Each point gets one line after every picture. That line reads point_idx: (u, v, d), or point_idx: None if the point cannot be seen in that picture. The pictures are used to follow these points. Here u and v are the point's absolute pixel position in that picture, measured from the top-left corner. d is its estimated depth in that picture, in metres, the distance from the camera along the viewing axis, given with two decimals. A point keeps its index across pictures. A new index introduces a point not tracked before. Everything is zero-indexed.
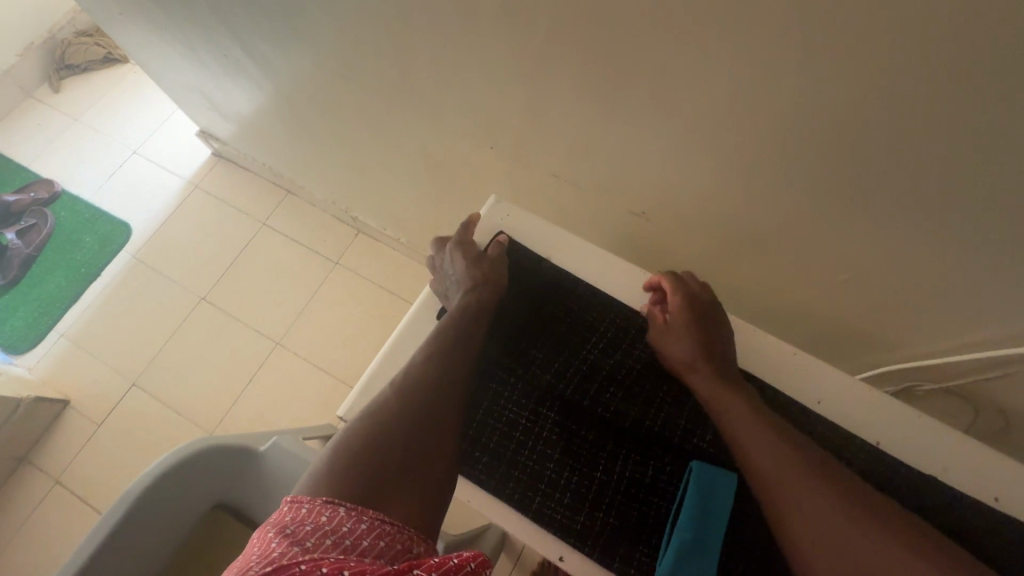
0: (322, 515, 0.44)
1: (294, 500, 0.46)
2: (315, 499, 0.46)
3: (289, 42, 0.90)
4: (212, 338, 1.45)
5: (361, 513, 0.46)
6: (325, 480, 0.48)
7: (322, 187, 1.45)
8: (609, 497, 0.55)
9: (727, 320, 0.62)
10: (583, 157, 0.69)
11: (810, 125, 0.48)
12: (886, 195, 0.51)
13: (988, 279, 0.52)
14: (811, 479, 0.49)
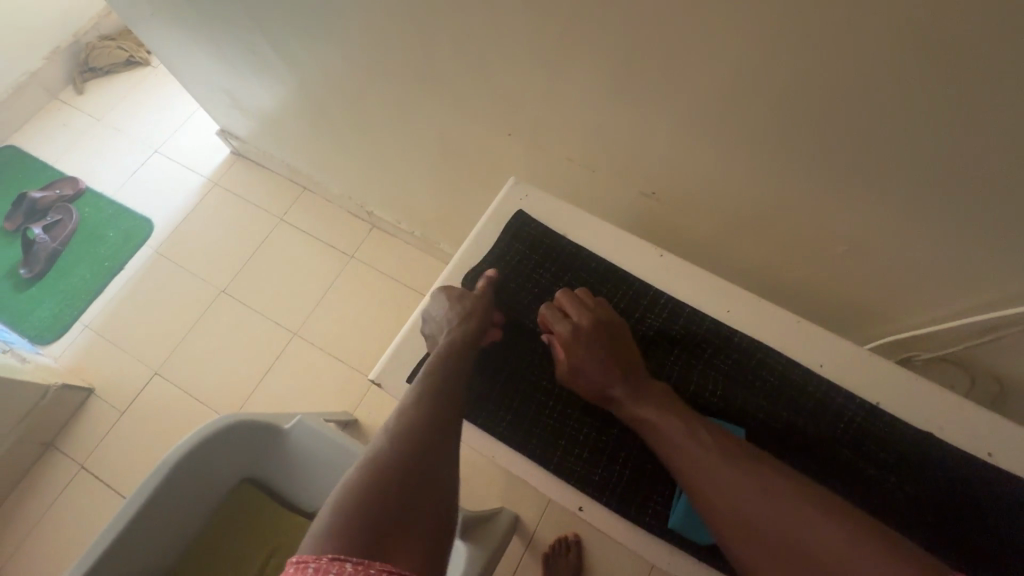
0: (330, 572, 0.43)
1: (300, 560, 0.45)
2: (322, 556, 0.45)
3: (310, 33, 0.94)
4: (231, 329, 1.49)
5: (370, 564, 0.44)
6: (331, 530, 0.46)
7: (340, 184, 1.50)
8: (625, 451, 0.59)
9: (621, 323, 0.62)
10: (596, 144, 0.74)
11: (811, 104, 0.52)
12: (881, 171, 0.55)
13: (986, 243, 0.55)
14: (731, 478, 0.49)
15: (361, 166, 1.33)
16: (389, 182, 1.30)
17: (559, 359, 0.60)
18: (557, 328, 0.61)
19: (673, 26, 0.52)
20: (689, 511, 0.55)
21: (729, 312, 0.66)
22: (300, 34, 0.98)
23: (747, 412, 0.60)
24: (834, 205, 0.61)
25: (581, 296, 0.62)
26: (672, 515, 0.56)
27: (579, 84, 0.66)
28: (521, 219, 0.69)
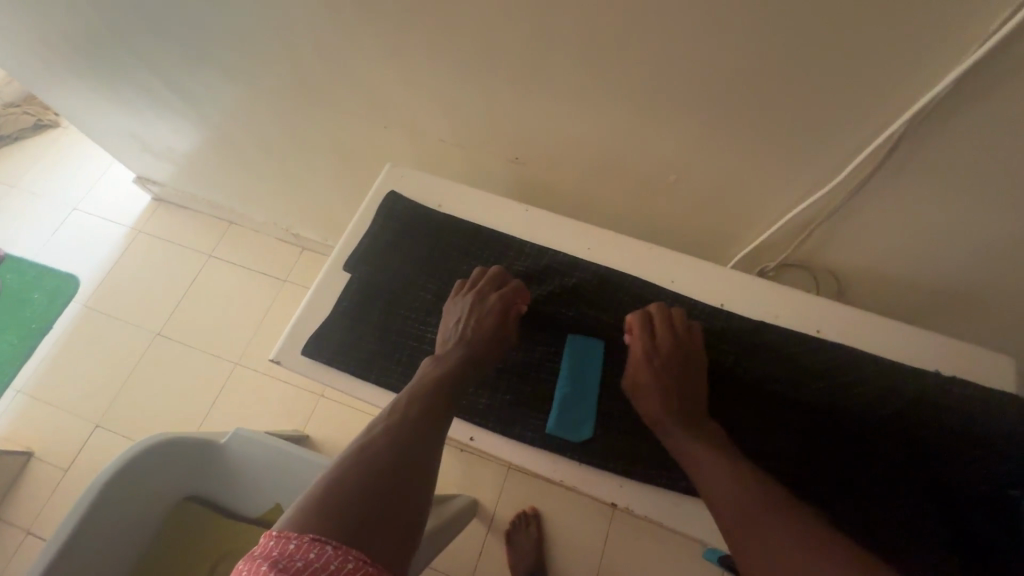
0: (310, 552, 0.41)
1: (281, 533, 0.42)
2: (305, 535, 0.42)
3: (189, 64, 0.99)
4: (170, 369, 1.49)
5: (350, 552, 0.42)
6: (317, 508, 0.45)
7: (263, 212, 1.53)
8: (505, 381, 0.65)
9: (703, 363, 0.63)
10: (466, 118, 0.80)
11: (596, 46, 0.61)
12: (677, 97, 0.64)
13: (769, 144, 0.64)
14: (763, 523, 0.48)
15: (278, 190, 1.36)
16: (306, 201, 1.34)
17: (632, 368, 0.63)
18: (636, 343, 0.64)
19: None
20: (559, 414, 0.62)
21: (591, 249, 0.73)
22: (179, 70, 1.03)
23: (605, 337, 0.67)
24: (664, 137, 0.69)
25: (682, 324, 0.64)
26: (548, 422, 0.62)
27: (437, 61, 0.73)
28: (393, 197, 0.74)
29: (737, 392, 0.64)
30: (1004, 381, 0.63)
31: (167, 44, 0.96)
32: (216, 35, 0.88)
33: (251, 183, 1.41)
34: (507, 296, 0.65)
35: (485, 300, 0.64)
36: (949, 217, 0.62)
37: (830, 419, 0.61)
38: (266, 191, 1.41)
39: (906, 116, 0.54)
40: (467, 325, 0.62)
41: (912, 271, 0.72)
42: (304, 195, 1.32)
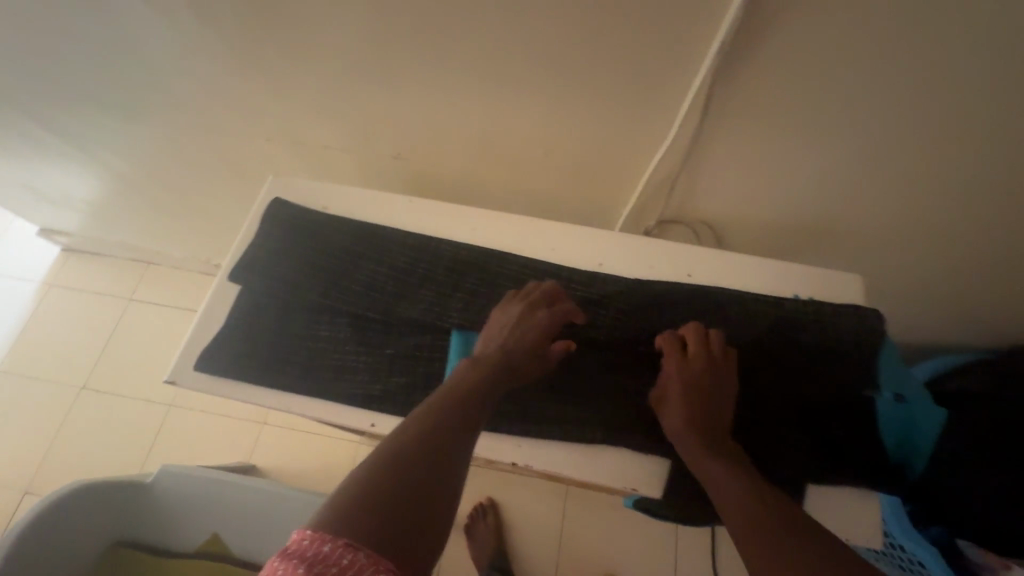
0: (344, 557, 0.38)
1: (316, 533, 0.39)
2: (337, 538, 0.39)
3: (57, 105, 0.96)
4: (101, 423, 1.43)
5: (380, 561, 0.39)
6: (348, 509, 0.42)
7: (179, 247, 1.49)
8: (398, 363, 0.64)
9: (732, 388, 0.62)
10: (342, 120, 0.81)
11: (435, 35, 0.64)
12: (523, 76, 0.66)
13: (616, 110, 0.68)
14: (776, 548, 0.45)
15: (188, 222, 1.33)
16: (218, 228, 1.32)
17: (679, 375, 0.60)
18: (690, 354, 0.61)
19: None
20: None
21: (475, 230, 0.73)
22: (48, 112, 0.99)
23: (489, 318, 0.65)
24: (531, 113, 0.72)
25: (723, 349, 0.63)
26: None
27: (304, 64, 0.74)
28: (278, 203, 0.74)
29: (626, 340, 0.65)
30: (857, 293, 0.68)
31: (29, 88, 0.93)
32: (74, 72, 0.85)
33: (158, 219, 1.37)
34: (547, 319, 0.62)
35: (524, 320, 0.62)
36: (793, 151, 0.67)
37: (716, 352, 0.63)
38: (175, 225, 1.38)
39: (717, 70, 0.59)
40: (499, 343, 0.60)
41: (777, 206, 0.77)
42: (215, 223, 1.30)
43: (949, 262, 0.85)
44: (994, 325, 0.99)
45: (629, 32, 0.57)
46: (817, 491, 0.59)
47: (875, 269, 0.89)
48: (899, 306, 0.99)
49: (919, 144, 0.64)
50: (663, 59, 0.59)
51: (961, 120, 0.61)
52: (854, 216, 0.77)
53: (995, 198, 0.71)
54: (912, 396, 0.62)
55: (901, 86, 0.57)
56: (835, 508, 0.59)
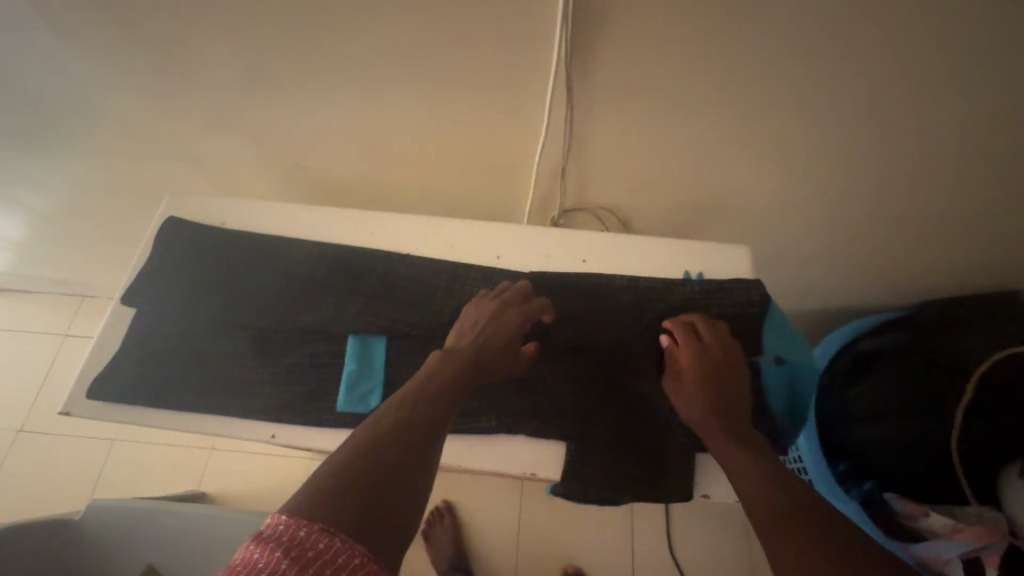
0: (320, 542, 0.37)
1: (293, 519, 0.38)
2: (314, 523, 0.38)
3: None
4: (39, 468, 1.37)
5: (357, 544, 0.38)
6: (324, 493, 0.41)
7: (113, 277, 1.46)
8: (296, 373, 0.64)
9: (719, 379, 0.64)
10: (235, 136, 0.80)
11: (301, 45, 0.64)
12: (398, 80, 0.67)
13: (495, 108, 0.68)
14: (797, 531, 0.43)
15: (114, 251, 1.30)
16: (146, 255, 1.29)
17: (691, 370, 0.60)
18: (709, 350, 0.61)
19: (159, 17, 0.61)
20: (348, 390, 0.62)
21: (374, 234, 0.73)
22: None
23: (385, 319, 0.65)
24: (419, 116, 0.72)
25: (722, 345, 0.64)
26: (338, 400, 0.61)
27: (184, 86, 0.72)
28: (171, 223, 0.73)
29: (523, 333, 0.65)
30: (746, 265, 0.71)
31: None
32: None
33: (83, 251, 1.33)
34: (516, 318, 0.63)
35: (494, 319, 0.62)
36: (673, 132, 0.70)
37: (607, 335, 0.65)
38: (102, 255, 1.34)
39: (577, 61, 0.60)
40: (471, 342, 0.60)
41: (673, 186, 0.79)
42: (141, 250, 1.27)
43: (847, 229, 0.88)
44: (904, 286, 1.03)
45: (484, 31, 0.58)
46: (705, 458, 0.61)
47: (781, 241, 0.92)
48: (812, 276, 1.02)
49: (785, 116, 0.67)
50: (525, 56, 0.60)
51: (820, 93, 0.63)
52: (746, 188, 0.80)
53: (872, 163, 0.74)
54: (796, 360, 0.64)
55: (757, 65, 0.60)
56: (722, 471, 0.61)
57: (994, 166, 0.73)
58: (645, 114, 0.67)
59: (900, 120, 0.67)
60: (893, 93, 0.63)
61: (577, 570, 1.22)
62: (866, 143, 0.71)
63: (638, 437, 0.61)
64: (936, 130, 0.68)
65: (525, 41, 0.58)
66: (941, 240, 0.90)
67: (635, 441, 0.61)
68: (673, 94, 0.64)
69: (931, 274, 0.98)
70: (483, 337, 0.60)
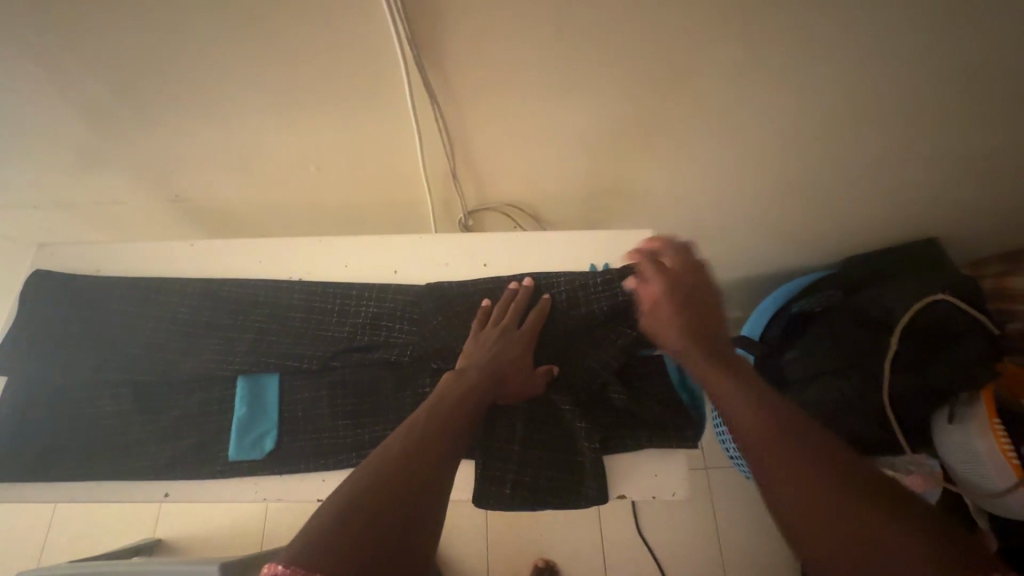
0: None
1: (290, 565, 0.35)
2: (314, 569, 0.35)
3: None
4: None
5: None
6: (328, 533, 0.38)
7: None
8: (187, 423, 0.60)
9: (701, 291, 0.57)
10: (100, 177, 0.74)
11: (141, 71, 0.59)
12: (257, 98, 0.62)
13: (367, 114, 0.65)
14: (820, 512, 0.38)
15: None
16: None
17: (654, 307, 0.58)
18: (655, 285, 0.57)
19: None
20: (239, 436, 0.58)
21: (265, 262, 0.69)
22: None
23: (275, 354, 0.61)
24: (292, 132, 0.68)
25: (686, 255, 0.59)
26: (229, 449, 0.58)
27: (25, 128, 0.65)
28: (37, 277, 0.67)
29: (424, 356, 0.61)
30: (649, 250, 0.69)
31: None
32: None
33: None
34: (530, 330, 0.60)
35: (508, 329, 0.59)
36: (558, 120, 0.67)
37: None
38: None
39: (433, 58, 0.57)
40: (483, 354, 0.57)
41: (575, 174, 0.77)
42: None
43: (760, 196, 0.87)
44: (827, 245, 1.03)
45: (330, 38, 0.54)
46: (615, 457, 0.61)
47: (699, 214, 0.90)
48: (736, 246, 1.01)
49: (667, 92, 0.65)
50: (380, 58, 0.57)
51: (697, 65, 0.61)
52: (649, 169, 0.78)
53: (768, 129, 0.73)
54: None
55: (622, 44, 0.57)
56: (632, 471, 0.61)
57: (885, 119, 0.72)
58: (522, 103, 0.64)
59: (785, 84, 0.65)
60: (772, 58, 0.61)
61: (549, 564, 1.20)
62: (755, 110, 0.69)
63: (546, 444, 0.60)
64: (820, 91, 0.67)
65: (372, 42, 0.55)
66: (855, 197, 0.89)
67: (544, 450, 0.60)
68: (546, 80, 0.61)
69: (850, 229, 0.98)
70: (497, 348, 0.58)
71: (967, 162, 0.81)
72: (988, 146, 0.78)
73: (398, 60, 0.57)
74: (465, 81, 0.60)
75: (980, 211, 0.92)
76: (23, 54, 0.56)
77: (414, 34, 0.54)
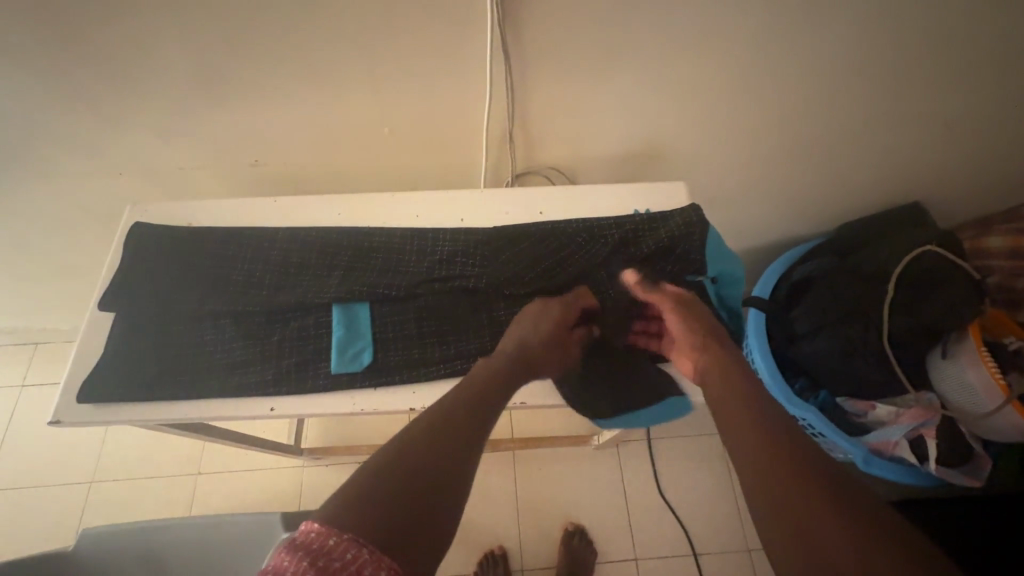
0: (349, 551, 0.36)
1: (324, 525, 0.38)
2: (343, 531, 0.38)
3: None
4: None
5: (384, 557, 0.37)
6: (351, 502, 0.40)
7: (55, 321, 1.33)
8: (287, 347, 0.67)
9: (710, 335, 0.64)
10: (188, 141, 0.81)
11: (254, 46, 0.67)
12: (351, 68, 0.71)
13: (443, 85, 0.74)
14: (815, 529, 0.40)
15: (49, 296, 1.21)
16: (89, 290, 1.21)
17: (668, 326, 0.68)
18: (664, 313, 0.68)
19: (115, 30, 0.64)
20: (339, 352, 0.66)
21: (344, 214, 0.77)
22: None
23: (365, 285, 0.69)
24: (371, 99, 0.76)
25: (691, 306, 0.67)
26: (332, 363, 0.66)
27: (133, 93, 0.72)
28: (138, 228, 0.74)
29: (494, 284, 0.70)
30: (684, 197, 0.79)
31: None
32: None
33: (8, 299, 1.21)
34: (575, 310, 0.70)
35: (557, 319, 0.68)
36: (605, 86, 0.77)
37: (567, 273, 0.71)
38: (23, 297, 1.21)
39: (509, 33, 0.67)
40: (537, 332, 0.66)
41: (613, 139, 0.87)
42: (79, 288, 1.19)
43: (771, 165, 0.98)
44: (826, 213, 1.15)
45: (426, 15, 0.64)
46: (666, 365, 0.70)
47: (715, 182, 1.01)
48: (747, 215, 1.12)
49: (699, 64, 0.76)
50: (464, 33, 0.67)
51: (725, 41, 0.73)
52: (679, 135, 0.89)
53: (780, 101, 0.85)
54: (728, 273, 0.72)
55: (670, 16, 0.68)
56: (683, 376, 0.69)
57: (876, 93, 0.85)
58: (577, 74, 0.74)
59: (796, 59, 0.77)
60: (787, 36, 0.73)
61: (578, 524, 1.27)
62: (774, 80, 0.81)
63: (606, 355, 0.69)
64: (828, 63, 0.79)
65: (463, 18, 0.65)
66: (852, 167, 1.02)
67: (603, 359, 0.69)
68: (599, 52, 0.72)
69: (847, 198, 1.10)
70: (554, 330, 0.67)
71: (946, 133, 0.94)
72: (962, 117, 0.91)
73: (486, 31, 0.66)
74: (533, 53, 0.70)
75: (960, 178, 1.05)
76: (155, 27, 0.64)
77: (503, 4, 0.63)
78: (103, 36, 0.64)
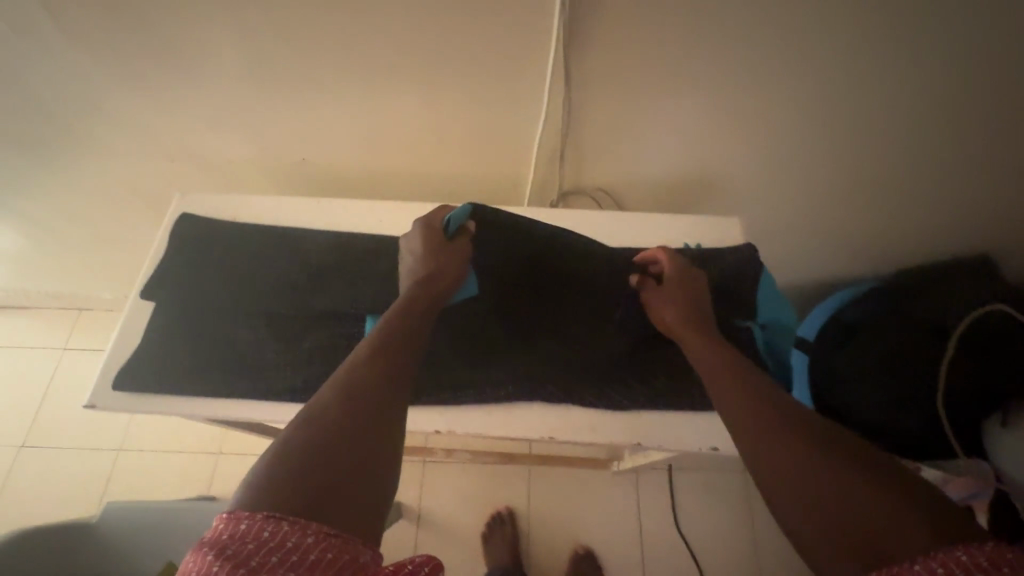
0: (264, 530, 0.32)
1: (232, 513, 0.33)
2: (257, 511, 0.33)
3: None
4: (28, 487, 1.30)
5: (310, 524, 0.33)
6: (265, 483, 0.35)
7: (99, 291, 1.38)
8: (319, 354, 0.67)
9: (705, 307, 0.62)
10: (240, 136, 0.82)
11: (315, 52, 0.68)
12: (407, 79, 0.71)
13: (498, 100, 0.73)
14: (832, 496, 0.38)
15: (97, 268, 1.25)
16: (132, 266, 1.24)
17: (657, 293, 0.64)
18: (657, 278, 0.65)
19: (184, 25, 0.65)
20: None
21: (386, 222, 0.76)
22: None
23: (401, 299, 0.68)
24: (423, 109, 0.75)
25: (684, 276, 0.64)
26: None
27: (194, 86, 0.73)
28: (186, 219, 0.75)
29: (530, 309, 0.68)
30: (737, 236, 0.75)
31: None
32: None
33: (58, 267, 1.26)
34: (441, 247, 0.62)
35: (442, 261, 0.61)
36: (664, 113, 0.74)
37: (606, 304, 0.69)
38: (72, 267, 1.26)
39: (572, 54, 0.65)
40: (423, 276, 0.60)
41: (665, 166, 0.84)
42: (123, 262, 1.22)
43: (830, 203, 0.93)
44: (881, 257, 1.09)
45: (491, 31, 0.63)
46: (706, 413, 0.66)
47: (768, 216, 0.97)
48: (797, 252, 1.07)
49: (765, 97, 0.72)
50: (526, 51, 0.65)
51: (797, 76, 0.69)
52: (737, 166, 0.85)
53: (846, 140, 0.80)
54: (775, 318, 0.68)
55: (741, 47, 0.65)
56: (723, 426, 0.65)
57: (954, 138, 0.79)
58: (636, 99, 0.72)
59: (870, 98, 0.73)
60: (863, 74, 0.69)
61: (589, 549, 1.23)
62: (843, 119, 0.77)
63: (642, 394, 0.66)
64: (905, 105, 0.74)
65: (526, 37, 0.63)
66: (916, 213, 0.96)
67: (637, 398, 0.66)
68: (662, 79, 0.69)
69: (907, 243, 1.04)
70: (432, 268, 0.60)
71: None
72: None
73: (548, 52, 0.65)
74: (594, 75, 0.68)
75: None
76: (222, 26, 0.65)
77: (571, 25, 0.61)
78: (171, 29, 0.65)
